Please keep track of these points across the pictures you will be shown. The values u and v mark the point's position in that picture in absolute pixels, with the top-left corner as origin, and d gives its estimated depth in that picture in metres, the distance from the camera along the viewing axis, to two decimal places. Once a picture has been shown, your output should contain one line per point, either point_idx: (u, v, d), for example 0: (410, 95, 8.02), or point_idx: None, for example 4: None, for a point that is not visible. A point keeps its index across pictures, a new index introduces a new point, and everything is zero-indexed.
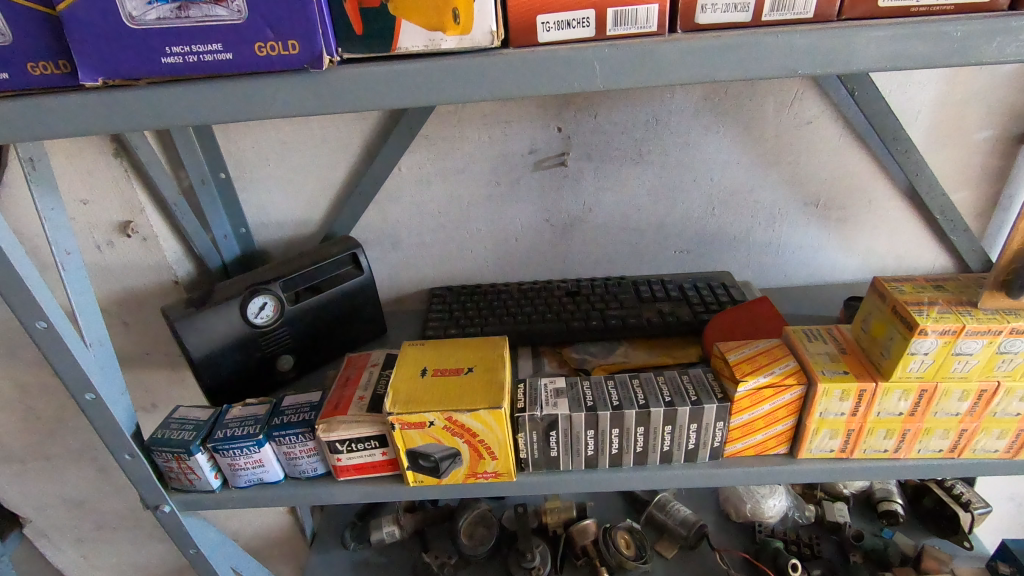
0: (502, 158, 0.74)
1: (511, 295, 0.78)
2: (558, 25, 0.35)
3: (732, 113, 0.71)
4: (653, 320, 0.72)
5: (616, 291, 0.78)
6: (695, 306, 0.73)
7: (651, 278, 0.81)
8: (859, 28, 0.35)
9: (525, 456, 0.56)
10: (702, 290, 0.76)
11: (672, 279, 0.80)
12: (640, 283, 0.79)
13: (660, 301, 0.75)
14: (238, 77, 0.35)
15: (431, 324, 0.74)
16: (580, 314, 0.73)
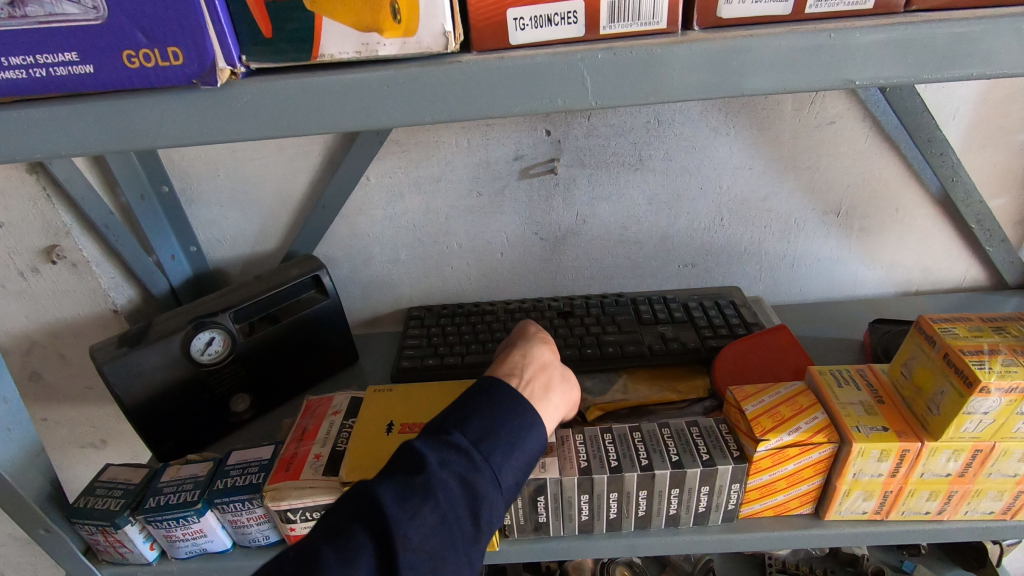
0: (484, 166, 0.65)
1: (495, 317, 0.69)
2: (535, 22, 0.27)
3: (745, 113, 0.62)
4: (656, 347, 0.63)
5: (613, 311, 0.69)
6: (704, 331, 0.65)
7: (653, 295, 0.72)
8: (936, 21, 0.26)
9: (509, 522, 0.48)
10: (711, 311, 0.68)
11: (677, 296, 0.72)
12: (639, 301, 0.71)
13: (664, 325, 0.66)
14: (107, 96, 0.26)
15: (406, 353, 0.65)
16: (573, 339, 0.65)
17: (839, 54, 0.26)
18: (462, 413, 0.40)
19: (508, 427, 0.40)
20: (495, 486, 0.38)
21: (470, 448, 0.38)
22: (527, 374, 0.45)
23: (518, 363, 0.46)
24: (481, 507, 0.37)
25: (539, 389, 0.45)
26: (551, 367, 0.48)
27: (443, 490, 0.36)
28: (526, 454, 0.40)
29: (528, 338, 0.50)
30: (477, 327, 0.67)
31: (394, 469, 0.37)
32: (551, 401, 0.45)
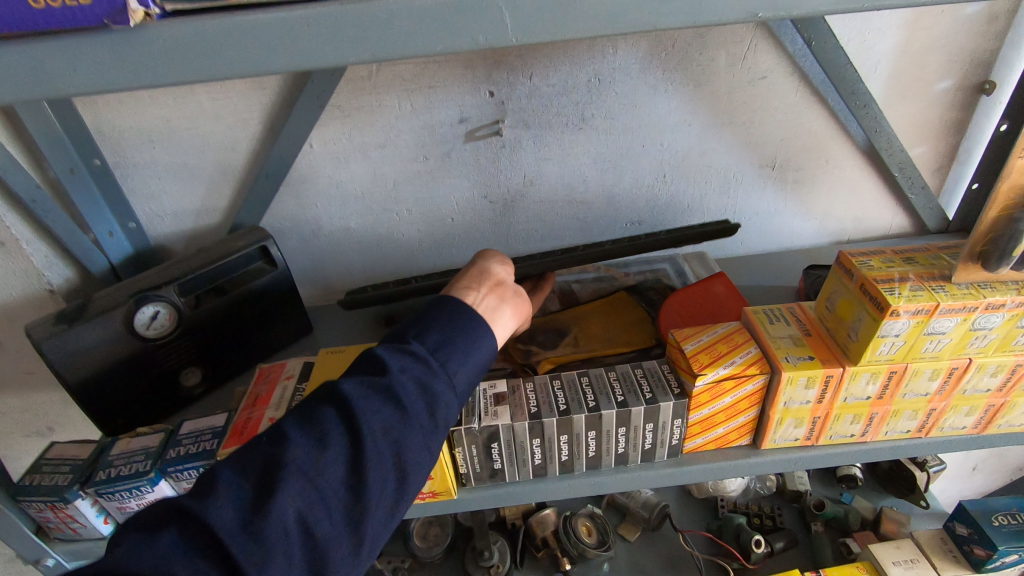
0: (428, 129, 0.65)
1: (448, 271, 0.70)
2: None
3: (681, 69, 0.64)
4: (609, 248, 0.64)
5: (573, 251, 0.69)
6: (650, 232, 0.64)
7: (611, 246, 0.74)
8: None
9: (465, 471, 0.49)
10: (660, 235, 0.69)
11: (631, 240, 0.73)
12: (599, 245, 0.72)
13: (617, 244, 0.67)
14: (12, 40, 0.25)
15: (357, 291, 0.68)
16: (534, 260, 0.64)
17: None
18: (421, 323, 0.42)
19: (466, 336, 0.42)
20: (451, 388, 0.40)
21: (426, 355, 0.40)
22: (484, 289, 0.47)
23: (477, 277, 0.48)
24: (439, 405, 0.39)
25: (494, 301, 0.47)
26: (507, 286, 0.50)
27: (402, 390, 0.38)
28: (481, 360, 0.42)
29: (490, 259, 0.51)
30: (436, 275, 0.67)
31: (356, 373, 0.39)
32: (503, 313, 0.47)
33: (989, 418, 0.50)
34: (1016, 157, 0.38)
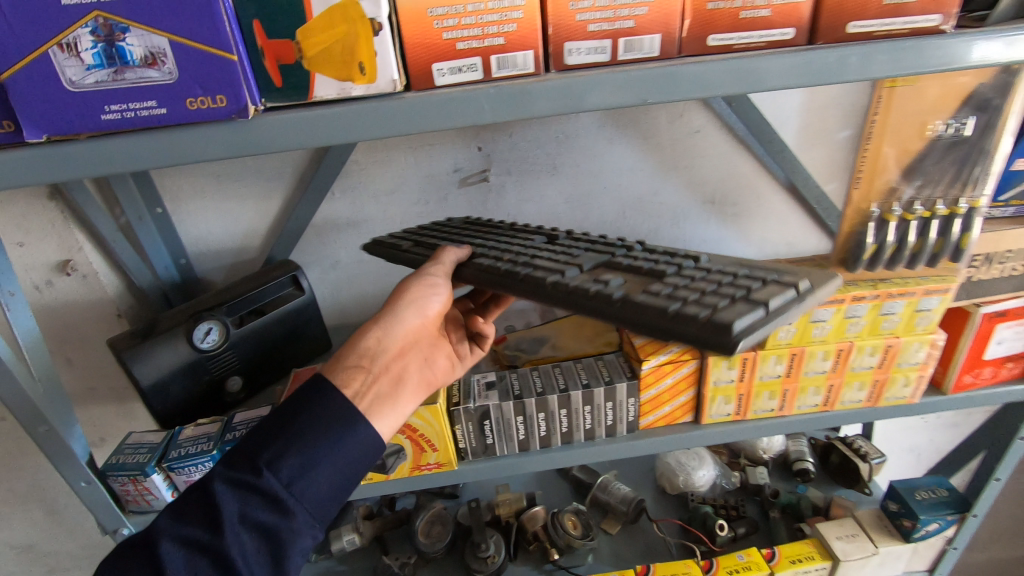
0: (429, 178, 0.80)
1: (507, 228, 0.63)
2: (451, 71, 0.42)
3: (631, 126, 0.80)
4: (555, 263, 0.47)
5: (558, 254, 0.50)
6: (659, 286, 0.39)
7: (671, 266, 0.44)
8: (696, 63, 0.43)
9: (463, 446, 0.62)
10: (753, 288, 0.37)
11: (742, 262, 0.45)
12: (617, 259, 0.47)
13: (610, 274, 0.44)
14: (172, 127, 0.40)
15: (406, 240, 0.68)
16: (499, 248, 0.54)
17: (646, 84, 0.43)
18: (280, 448, 0.44)
19: (324, 459, 0.45)
20: (301, 527, 0.44)
21: (279, 493, 0.43)
22: (377, 364, 0.50)
23: (368, 353, 0.50)
24: (288, 548, 0.43)
25: (384, 388, 0.50)
26: (409, 349, 0.53)
27: (237, 544, 0.42)
28: (334, 489, 0.45)
29: (394, 311, 0.52)
30: (438, 241, 0.60)
31: (195, 517, 0.42)
32: (399, 394, 0.51)
33: (878, 391, 0.63)
34: (853, 187, 0.54)
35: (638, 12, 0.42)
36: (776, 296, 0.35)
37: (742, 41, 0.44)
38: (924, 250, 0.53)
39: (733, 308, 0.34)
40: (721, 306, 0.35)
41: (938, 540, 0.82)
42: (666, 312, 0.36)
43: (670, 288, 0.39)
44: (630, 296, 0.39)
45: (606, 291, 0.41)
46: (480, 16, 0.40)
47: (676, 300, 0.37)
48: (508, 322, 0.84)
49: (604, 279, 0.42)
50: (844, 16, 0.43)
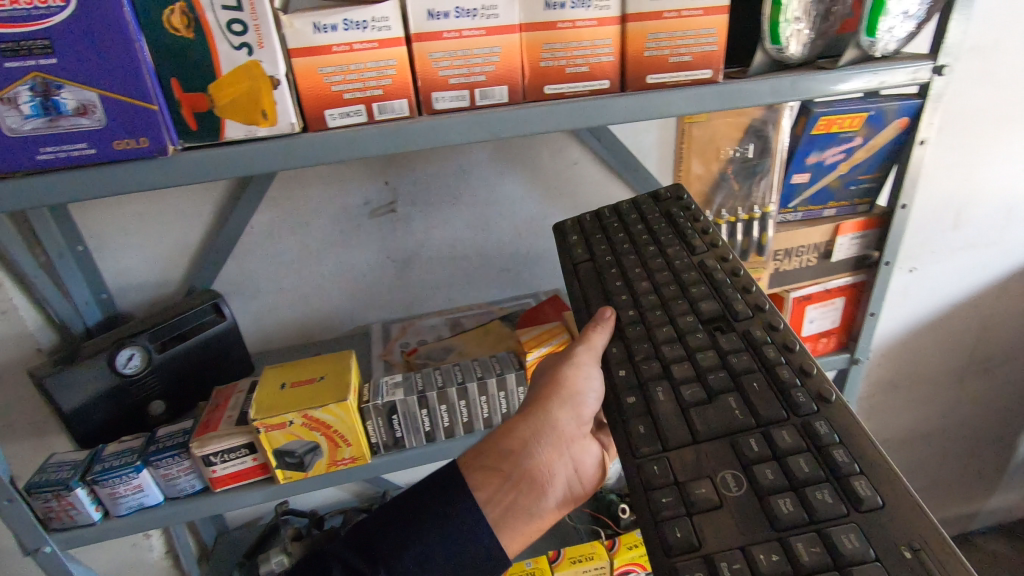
0: (341, 210, 0.89)
1: (704, 273, 0.62)
2: (340, 115, 0.52)
3: (519, 161, 0.93)
4: (679, 417, 0.48)
5: (699, 390, 0.50)
6: (723, 564, 0.38)
7: (806, 506, 0.40)
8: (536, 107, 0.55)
9: (375, 440, 0.69)
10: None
11: (921, 540, 0.38)
12: (754, 437, 0.45)
13: (724, 480, 0.43)
14: (100, 164, 0.47)
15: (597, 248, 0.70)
16: (630, 359, 0.55)
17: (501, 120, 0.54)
18: (399, 550, 0.53)
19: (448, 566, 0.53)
20: None
21: None
22: (523, 464, 0.55)
23: (512, 454, 0.56)
24: None
25: (523, 493, 0.55)
26: (563, 448, 0.57)
27: None
28: None
29: (552, 407, 0.57)
30: (659, 281, 0.62)
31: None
32: (538, 497, 0.55)
33: None
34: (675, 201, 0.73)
35: (488, 69, 0.54)
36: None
37: (571, 90, 0.57)
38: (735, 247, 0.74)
39: None
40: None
41: None
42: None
43: (742, 569, 0.38)
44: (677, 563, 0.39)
45: (671, 548, 0.40)
46: (361, 72, 0.51)
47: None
48: (421, 335, 0.92)
49: (696, 497, 0.42)
50: (643, 71, 0.57)
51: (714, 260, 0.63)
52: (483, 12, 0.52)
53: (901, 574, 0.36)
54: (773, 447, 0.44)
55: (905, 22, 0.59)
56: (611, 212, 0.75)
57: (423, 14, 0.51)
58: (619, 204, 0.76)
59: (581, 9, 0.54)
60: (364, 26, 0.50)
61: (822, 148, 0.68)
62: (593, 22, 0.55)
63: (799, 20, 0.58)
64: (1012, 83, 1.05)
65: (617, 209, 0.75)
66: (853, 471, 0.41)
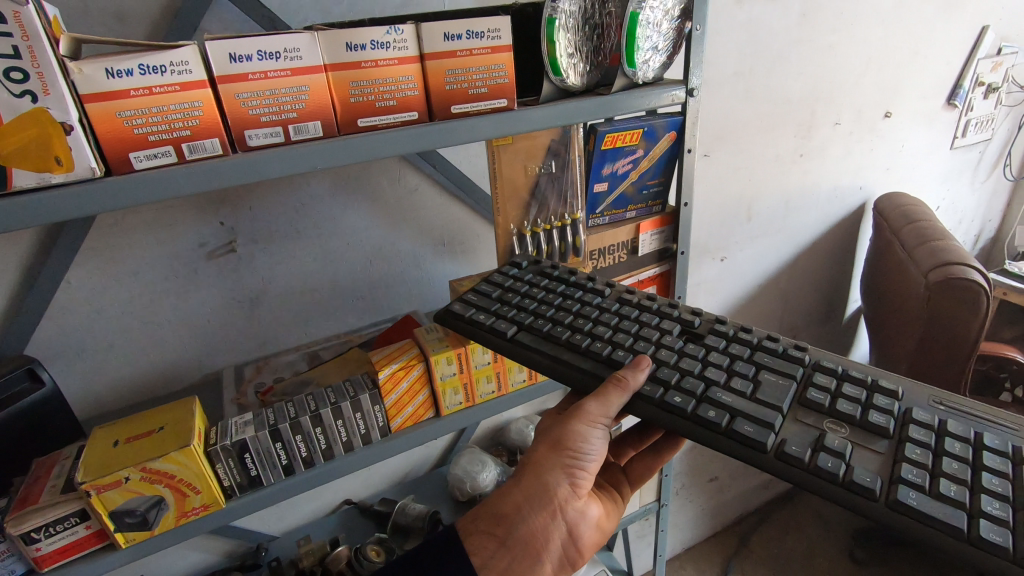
0: (174, 255, 0.86)
1: (634, 305, 0.71)
2: (146, 157, 0.53)
3: (359, 191, 0.96)
4: (754, 405, 0.55)
5: (741, 381, 0.57)
6: (912, 480, 0.46)
7: (883, 413, 0.51)
8: (353, 138, 0.59)
9: (228, 483, 0.68)
10: (978, 474, 0.45)
11: (940, 397, 0.53)
12: (809, 392, 0.55)
13: (830, 433, 0.51)
14: None
15: (505, 295, 0.75)
16: (666, 383, 0.59)
17: (317, 151, 0.57)
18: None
19: None
20: None
21: None
22: (518, 531, 0.64)
23: (507, 517, 0.65)
24: None
25: (517, 553, 0.64)
26: (558, 510, 0.65)
27: None
28: None
29: (548, 474, 0.65)
30: (604, 311, 0.70)
31: None
32: (528, 558, 0.64)
33: None
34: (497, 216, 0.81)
35: (299, 107, 0.58)
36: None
37: (382, 122, 0.62)
38: (553, 251, 0.85)
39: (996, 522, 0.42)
40: (984, 520, 0.42)
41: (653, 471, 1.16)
42: (926, 525, 0.44)
43: (919, 470, 0.46)
44: (892, 500, 0.45)
45: (868, 490, 0.46)
46: (165, 115, 0.52)
47: (955, 509, 0.44)
48: (277, 373, 0.91)
49: (835, 447, 0.49)
50: (447, 103, 0.65)
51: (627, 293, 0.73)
52: (286, 54, 0.56)
53: (953, 410, 0.52)
54: (824, 395, 0.54)
55: (656, 56, 0.73)
56: (491, 288, 0.78)
57: (225, 57, 0.53)
58: (495, 278, 0.80)
59: (381, 50, 0.59)
60: (163, 70, 0.51)
61: (613, 160, 0.81)
62: (394, 60, 0.60)
63: (572, 55, 0.69)
64: (768, 99, 1.30)
65: (501, 283, 0.78)
66: (872, 380, 0.55)
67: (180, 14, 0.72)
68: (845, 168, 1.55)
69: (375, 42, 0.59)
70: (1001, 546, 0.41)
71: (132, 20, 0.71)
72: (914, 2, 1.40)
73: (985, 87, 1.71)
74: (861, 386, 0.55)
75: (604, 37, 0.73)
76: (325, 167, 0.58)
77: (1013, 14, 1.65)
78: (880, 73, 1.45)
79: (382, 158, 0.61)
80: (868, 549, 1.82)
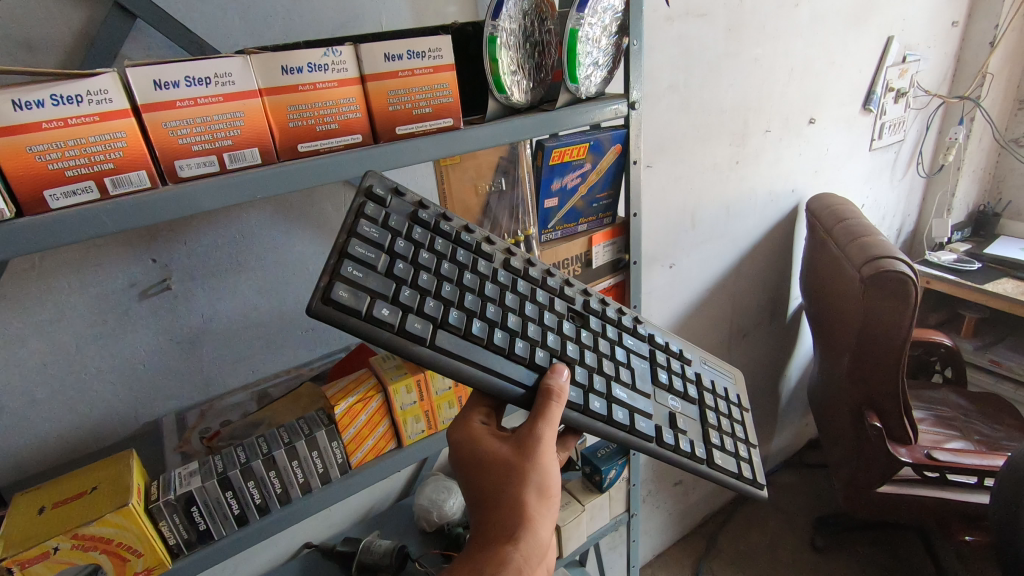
0: (101, 298, 0.79)
1: (524, 280, 0.70)
2: (65, 195, 0.48)
3: (304, 218, 0.92)
4: (637, 395, 0.68)
5: (625, 373, 0.69)
6: (717, 443, 0.70)
7: (690, 385, 0.75)
8: (295, 163, 0.56)
9: (174, 542, 0.62)
10: (735, 425, 0.74)
11: (703, 359, 0.82)
12: (658, 375, 0.72)
13: (677, 412, 0.70)
14: None
15: (397, 265, 0.59)
16: (585, 386, 0.64)
17: (256, 178, 0.54)
18: None
19: None
20: None
21: None
22: None
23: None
24: None
25: None
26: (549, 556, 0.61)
27: None
28: None
29: (538, 520, 0.60)
30: (512, 299, 0.66)
31: None
32: None
33: None
34: None
35: (233, 134, 0.55)
36: (754, 453, 0.72)
37: (324, 146, 0.60)
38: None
39: (750, 458, 0.71)
40: (743, 462, 0.70)
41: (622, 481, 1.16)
42: (727, 474, 0.69)
43: (716, 431, 0.71)
44: (713, 461, 0.68)
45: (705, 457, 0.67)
46: (83, 148, 0.48)
47: (733, 457, 0.70)
48: (224, 416, 0.85)
49: (682, 426, 0.69)
50: (391, 124, 0.63)
51: (511, 258, 0.72)
52: (217, 79, 0.53)
53: (713, 373, 0.80)
54: (664, 376, 0.73)
55: (597, 71, 0.74)
56: (371, 252, 0.58)
57: (149, 85, 0.50)
58: (362, 228, 0.59)
59: (320, 72, 0.57)
60: (79, 100, 0.47)
61: (562, 175, 0.81)
62: (334, 83, 0.59)
63: (514, 73, 0.69)
64: (703, 110, 1.35)
65: (381, 241, 0.60)
66: (677, 353, 0.79)
67: (96, 42, 0.67)
68: (777, 172, 1.63)
69: (313, 64, 0.57)
70: (749, 477, 0.70)
71: (43, 49, 0.66)
72: (827, 16, 1.50)
73: (894, 93, 1.84)
74: (676, 362, 0.77)
75: (545, 54, 0.74)
76: (266, 195, 0.56)
77: (913, 25, 1.79)
78: (802, 82, 1.54)
79: (325, 183, 0.58)
80: (827, 536, 1.88)
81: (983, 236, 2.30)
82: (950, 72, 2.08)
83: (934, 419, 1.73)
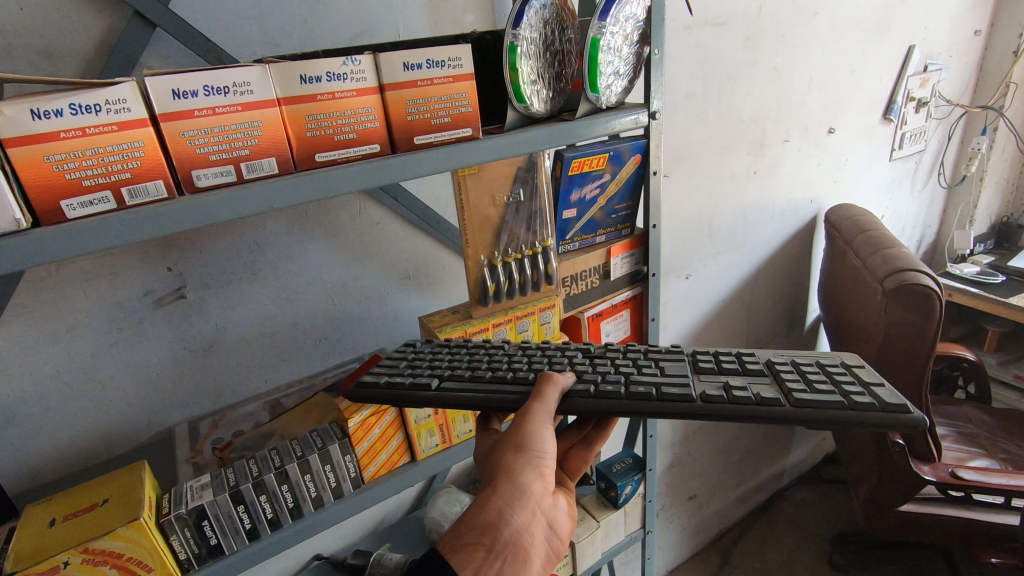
0: (116, 305, 0.79)
1: (539, 347, 0.74)
2: (82, 205, 0.48)
3: (318, 228, 0.92)
4: (669, 377, 0.64)
5: (649, 367, 0.66)
6: (798, 387, 0.59)
7: (754, 359, 0.66)
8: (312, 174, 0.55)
9: (184, 556, 0.61)
10: (830, 373, 0.61)
11: (779, 349, 0.70)
12: (699, 361, 0.67)
13: (731, 379, 0.62)
14: None
15: (414, 356, 0.72)
16: (594, 379, 0.64)
17: (272, 189, 0.53)
18: None
19: None
20: None
21: None
22: (503, 533, 0.60)
23: (490, 525, 0.61)
24: None
25: (510, 561, 0.60)
26: (538, 507, 0.63)
27: None
28: None
29: (520, 473, 0.62)
30: (523, 355, 0.71)
31: None
32: (518, 560, 0.61)
33: None
34: (466, 248, 0.79)
35: (251, 144, 0.54)
36: (873, 387, 0.58)
37: (342, 156, 0.59)
38: (525, 280, 0.82)
39: (862, 391, 0.57)
40: (852, 393, 0.57)
41: (638, 497, 1.13)
42: (828, 407, 0.56)
43: (798, 382, 0.60)
44: (794, 401, 0.57)
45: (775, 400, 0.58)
46: (101, 157, 0.47)
47: (832, 393, 0.58)
48: (236, 426, 0.84)
49: (739, 384, 0.61)
50: (410, 133, 0.62)
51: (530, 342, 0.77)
52: (236, 88, 0.52)
53: (799, 352, 0.67)
54: (711, 360, 0.66)
55: (617, 80, 0.73)
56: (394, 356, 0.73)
57: (167, 94, 0.50)
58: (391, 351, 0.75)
59: (338, 81, 0.57)
60: (97, 109, 0.47)
61: (581, 185, 0.81)
62: (352, 92, 0.58)
63: (534, 82, 0.68)
64: (721, 120, 1.33)
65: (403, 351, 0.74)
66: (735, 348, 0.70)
67: (115, 51, 0.67)
68: (795, 182, 1.60)
69: (331, 73, 0.56)
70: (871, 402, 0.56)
71: (63, 57, 0.66)
72: (847, 25, 1.48)
73: (916, 103, 1.81)
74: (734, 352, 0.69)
75: (565, 64, 0.73)
76: (284, 205, 0.55)
77: (935, 34, 1.76)
78: (822, 91, 1.52)
79: (341, 193, 0.57)
80: (846, 554, 1.83)
81: (1007, 248, 2.25)
82: (973, 81, 2.05)
83: (957, 436, 1.68)
